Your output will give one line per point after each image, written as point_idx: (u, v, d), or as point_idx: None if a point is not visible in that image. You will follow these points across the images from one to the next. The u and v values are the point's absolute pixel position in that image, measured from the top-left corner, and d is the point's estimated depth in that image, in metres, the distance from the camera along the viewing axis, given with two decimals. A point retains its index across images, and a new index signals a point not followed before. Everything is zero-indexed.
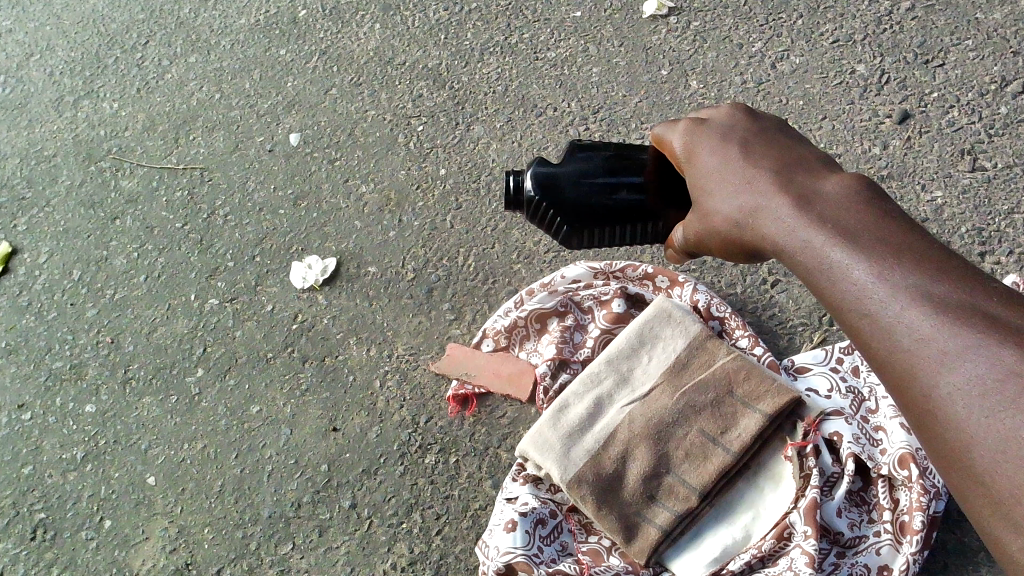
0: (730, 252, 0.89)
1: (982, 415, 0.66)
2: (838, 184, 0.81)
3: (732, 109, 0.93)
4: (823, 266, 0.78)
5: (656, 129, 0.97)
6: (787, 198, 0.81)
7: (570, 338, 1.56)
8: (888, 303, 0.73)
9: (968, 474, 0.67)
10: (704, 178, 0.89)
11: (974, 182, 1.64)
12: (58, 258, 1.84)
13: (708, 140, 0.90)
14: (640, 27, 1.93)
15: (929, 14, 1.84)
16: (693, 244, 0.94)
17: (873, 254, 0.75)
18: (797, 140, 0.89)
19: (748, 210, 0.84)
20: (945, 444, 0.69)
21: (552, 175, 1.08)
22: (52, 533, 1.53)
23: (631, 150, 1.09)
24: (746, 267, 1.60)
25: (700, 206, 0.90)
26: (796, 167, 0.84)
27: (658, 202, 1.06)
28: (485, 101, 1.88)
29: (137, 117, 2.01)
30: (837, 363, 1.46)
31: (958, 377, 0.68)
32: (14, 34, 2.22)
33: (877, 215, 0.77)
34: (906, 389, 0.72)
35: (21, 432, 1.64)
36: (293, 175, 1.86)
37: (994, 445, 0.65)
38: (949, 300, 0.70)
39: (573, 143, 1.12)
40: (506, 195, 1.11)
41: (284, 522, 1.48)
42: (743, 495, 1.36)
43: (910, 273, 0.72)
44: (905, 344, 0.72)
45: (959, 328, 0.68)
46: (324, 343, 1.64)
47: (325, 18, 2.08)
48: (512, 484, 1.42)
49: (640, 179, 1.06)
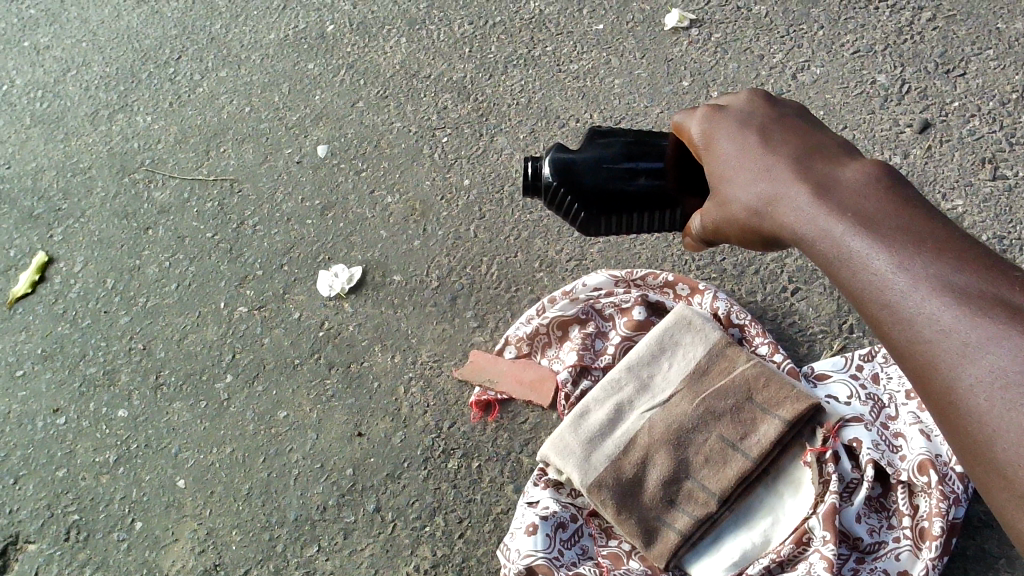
0: (749, 239, 0.92)
1: (1005, 409, 0.67)
2: (858, 171, 0.82)
3: (752, 97, 0.95)
4: (844, 255, 0.79)
5: (674, 117, 1.00)
6: (807, 186, 0.83)
7: (591, 345, 1.58)
8: (909, 292, 0.74)
9: (993, 469, 0.68)
10: (724, 165, 0.91)
11: (995, 190, 1.64)
12: (93, 267, 1.89)
13: (726, 130, 0.92)
14: (661, 40, 1.96)
15: (950, 24, 1.85)
16: (711, 231, 0.96)
17: (893, 244, 0.76)
18: (817, 126, 0.91)
19: (768, 197, 0.86)
20: (967, 437, 0.70)
21: (570, 161, 1.12)
22: (85, 534, 1.57)
23: (652, 136, 1.12)
24: (766, 276, 1.61)
25: (719, 194, 0.92)
26: (815, 154, 0.86)
27: (677, 188, 1.09)
28: (509, 112, 1.92)
29: (170, 130, 2.07)
30: (856, 370, 1.47)
31: (980, 369, 0.69)
32: (52, 51, 2.29)
33: (898, 202, 0.79)
34: (928, 379, 0.74)
35: (56, 436, 1.69)
36: (320, 186, 1.90)
37: (1017, 439, 0.66)
38: (971, 290, 0.71)
39: (593, 131, 1.16)
40: (524, 181, 1.16)
41: (310, 525, 1.51)
42: (763, 501, 1.37)
43: (930, 262, 0.74)
44: (926, 334, 0.73)
45: (981, 319, 0.69)
46: (350, 350, 1.67)
47: (353, 33, 2.13)
48: (534, 488, 1.44)
49: (660, 166, 1.09)
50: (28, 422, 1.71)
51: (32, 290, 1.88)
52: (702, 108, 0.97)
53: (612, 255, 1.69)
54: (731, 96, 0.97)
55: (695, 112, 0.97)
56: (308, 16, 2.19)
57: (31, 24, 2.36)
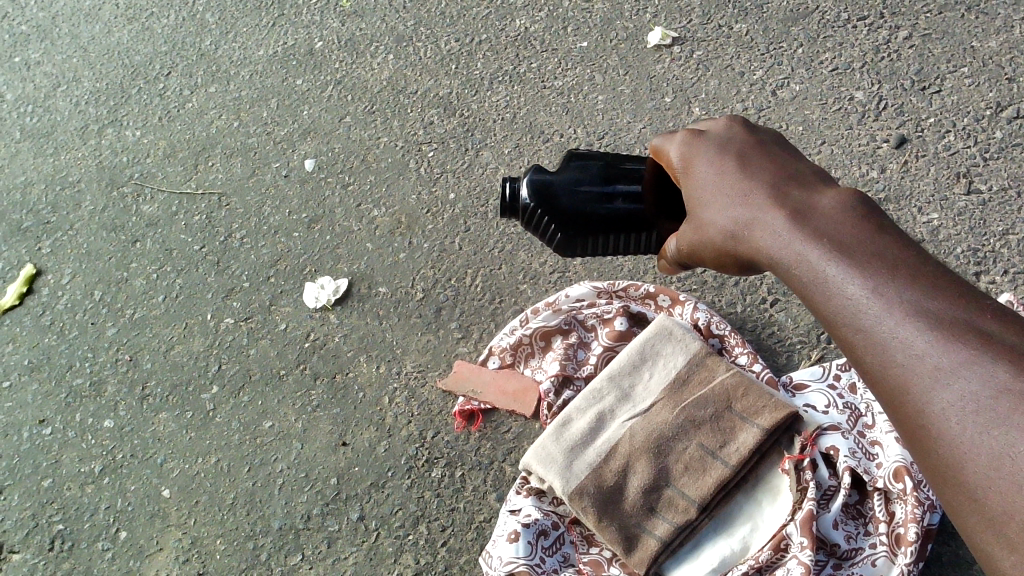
0: (725, 263, 0.94)
1: (977, 432, 0.69)
2: (834, 198, 0.85)
3: (730, 122, 0.98)
4: (820, 280, 0.81)
5: (655, 141, 1.03)
6: (783, 211, 0.86)
7: (573, 355, 1.60)
8: (884, 317, 0.76)
9: (963, 490, 0.69)
10: (701, 189, 0.94)
11: (970, 204, 1.68)
12: (81, 279, 1.90)
13: (704, 153, 0.95)
14: (644, 57, 1.99)
15: (926, 43, 1.89)
16: (687, 253, 0.98)
17: (867, 269, 0.78)
18: (794, 154, 0.94)
19: (746, 221, 0.89)
20: (938, 459, 0.72)
21: (548, 182, 1.15)
22: (69, 544, 1.57)
23: (630, 163, 1.14)
24: (745, 287, 1.64)
25: (696, 218, 0.94)
26: (791, 181, 0.89)
27: (654, 212, 1.12)
28: (494, 128, 1.94)
29: (159, 144, 2.09)
30: (834, 380, 1.50)
31: (952, 394, 0.71)
32: (42, 66, 2.31)
33: (873, 229, 0.81)
34: (901, 403, 0.75)
35: (41, 446, 1.69)
36: (307, 200, 1.92)
37: (988, 462, 0.67)
38: (944, 315, 0.73)
39: (571, 153, 1.19)
40: (503, 202, 1.19)
41: (293, 534, 1.52)
42: (742, 508, 1.39)
43: (904, 288, 0.76)
44: (900, 357, 0.75)
45: (953, 345, 0.71)
46: (335, 361, 1.69)
47: (341, 49, 2.16)
48: (516, 496, 1.45)
49: (637, 190, 1.12)
50: (13, 433, 1.72)
51: (20, 301, 1.89)
52: (683, 132, 0.99)
53: (594, 267, 1.72)
54: (710, 121, 1.00)
55: (675, 136, 0.99)
56: (298, 33, 2.22)
57: (21, 40, 2.39)
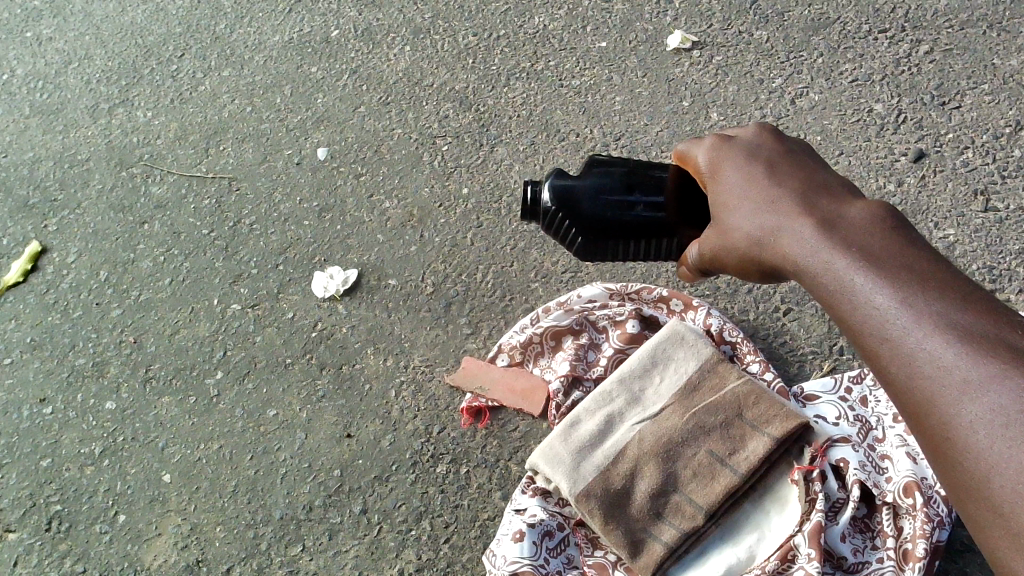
0: (744, 270, 0.92)
1: (1005, 447, 0.68)
2: (863, 210, 0.84)
3: (757, 129, 0.97)
4: (846, 289, 0.80)
5: (679, 146, 1.02)
6: (811, 219, 0.84)
7: (583, 356, 1.59)
8: (912, 328, 0.75)
9: (986, 506, 0.69)
10: (726, 194, 0.92)
11: (987, 222, 1.67)
12: (87, 259, 1.89)
13: (731, 157, 0.93)
14: (663, 59, 1.98)
15: (947, 58, 1.89)
16: (706, 259, 0.96)
17: (896, 281, 0.77)
18: (821, 164, 0.93)
19: (771, 228, 0.87)
20: (962, 473, 0.71)
21: (570, 188, 1.14)
22: (66, 525, 1.55)
23: (653, 170, 1.14)
24: (758, 296, 1.64)
25: (720, 222, 0.92)
26: (820, 191, 0.87)
27: (676, 220, 1.10)
28: (510, 124, 1.93)
29: (170, 126, 2.07)
30: (845, 392, 1.49)
31: (980, 407, 0.70)
32: (54, 43, 2.29)
33: (902, 242, 0.80)
34: (924, 415, 0.74)
35: (41, 426, 1.67)
36: (318, 188, 1.91)
37: (1015, 477, 0.67)
38: (975, 330, 0.72)
39: (593, 159, 1.18)
40: (523, 205, 1.17)
41: (294, 524, 1.50)
42: (749, 517, 1.38)
43: (935, 301, 0.75)
44: (926, 370, 0.74)
45: (983, 358, 0.70)
46: (343, 352, 1.67)
47: (358, 39, 2.14)
48: (522, 496, 1.44)
49: (659, 199, 1.11)
50: (13, 411, 1.70)
51: (24, 278, 1.87)
52: (709, 138, 0.97)
53: (607, 269, 1.71)
54: (737, 129, 0.99)
55: (704, 142, 0.97)
56: (314, 20, 2.20)
57: (33, 15, 2.37)
